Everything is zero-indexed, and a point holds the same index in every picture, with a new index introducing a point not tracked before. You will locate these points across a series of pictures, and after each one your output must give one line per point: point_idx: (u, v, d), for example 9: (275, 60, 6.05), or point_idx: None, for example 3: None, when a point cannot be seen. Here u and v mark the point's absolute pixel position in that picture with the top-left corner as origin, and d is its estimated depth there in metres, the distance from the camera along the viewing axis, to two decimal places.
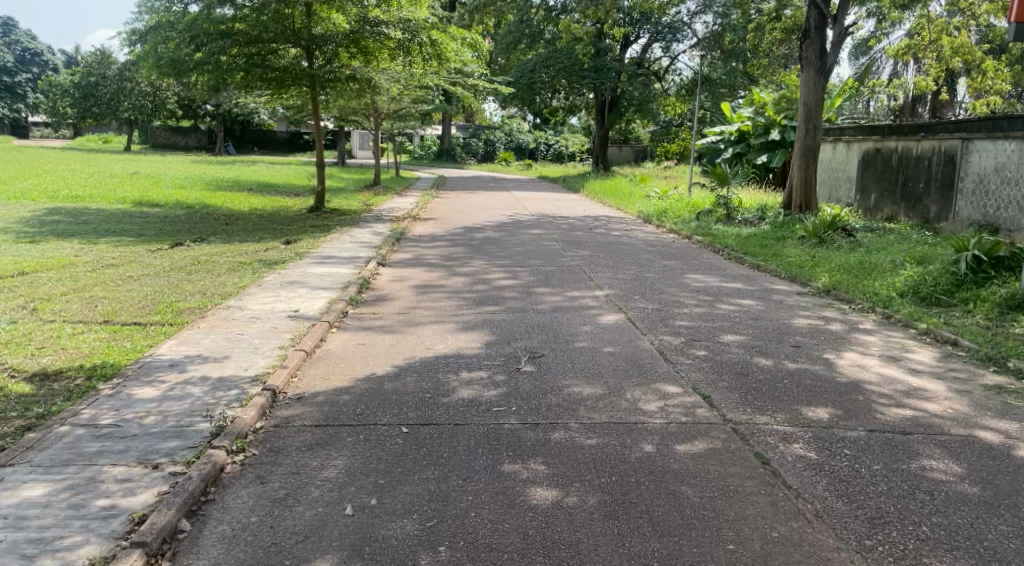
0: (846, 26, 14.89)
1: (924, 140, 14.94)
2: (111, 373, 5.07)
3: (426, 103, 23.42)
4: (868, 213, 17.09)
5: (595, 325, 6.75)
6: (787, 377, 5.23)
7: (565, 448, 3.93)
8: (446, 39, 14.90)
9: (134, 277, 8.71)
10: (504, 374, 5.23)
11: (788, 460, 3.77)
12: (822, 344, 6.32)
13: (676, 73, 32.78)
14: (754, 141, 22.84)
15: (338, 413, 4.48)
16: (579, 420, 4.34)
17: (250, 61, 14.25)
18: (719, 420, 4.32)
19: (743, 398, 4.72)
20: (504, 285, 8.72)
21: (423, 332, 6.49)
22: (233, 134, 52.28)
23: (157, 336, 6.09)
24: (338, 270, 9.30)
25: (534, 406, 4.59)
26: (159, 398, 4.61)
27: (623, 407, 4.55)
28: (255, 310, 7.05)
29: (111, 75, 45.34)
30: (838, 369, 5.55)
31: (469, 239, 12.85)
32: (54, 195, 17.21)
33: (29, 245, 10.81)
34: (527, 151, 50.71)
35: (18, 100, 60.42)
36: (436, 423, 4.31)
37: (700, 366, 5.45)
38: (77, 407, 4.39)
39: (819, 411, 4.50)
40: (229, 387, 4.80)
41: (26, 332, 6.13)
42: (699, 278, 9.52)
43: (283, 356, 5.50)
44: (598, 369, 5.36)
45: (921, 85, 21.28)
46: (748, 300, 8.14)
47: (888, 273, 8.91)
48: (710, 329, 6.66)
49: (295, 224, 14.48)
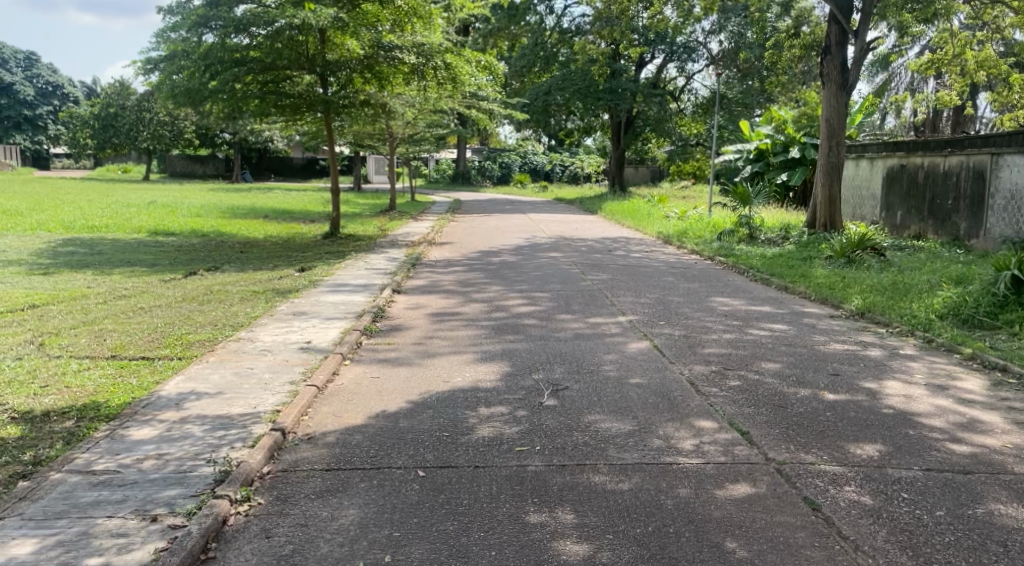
0: (868, 41, 14.66)
1: (952, 155, 14.57)
2: (114, 413, 4.83)
3: (441, 127, 23.39)
4: (894, 230, 16.68)
5: (620, 353, 6.44)
6: (830, 410, 4.87)
7: (595, 494, 3.62)
8: (461, 62, 14.70)
9: (145, 309, 8.52)
10: (526, 409, 4.93)
11: (841, 506, 3.43)
12: (862, 372, 5.96)
13: (692, 92, 33.09)
14: (773, 159, 22.57)
15: (350, 455, 4.20)
16: (609, 461, 4.02)
17: (265, 88, 14.24)
18: (761, 459, 3.99)
19: (784, 434, 4.37)
20: (524, 312, 8.43)
21: (440, 364, 6.20)
22: (251, 161, 52.76)
23: (164, 371, 5.86)
24: (353, 298, 9.08)
25: (559, 444, 4.29)
26: (161, 439, 4.36)
27: (655, 445, 4.23)
28: (266, 342, 6.82)
29: (130, 106, 46.05)
30: (884, 399, 5.18)
31: (487, 264, 12.61)
32: (70, 226, 17.22)
33: (42, 277, 10.72)
34: (542, 173, 50.85)
35: (38, 133, 61.72)
36: (456, 465, 4.02)
37: (734, 399, 5.10)
38: (75, 453, 4.15)
39: (867, 448, 4.15)
40: (235, 427, 4.54)
41: (30, 369, 5.92)
42: (726, 301, 9.21)
43: (293, 393, 5.24)
44: (627, 403, 5.04)
45: (945, 100, 20.90)
46: (778, 324, 7.80)
47: (926, 294, 8.54)
48: (741, 357, 6.33)
49: (310, 250, 14.36)
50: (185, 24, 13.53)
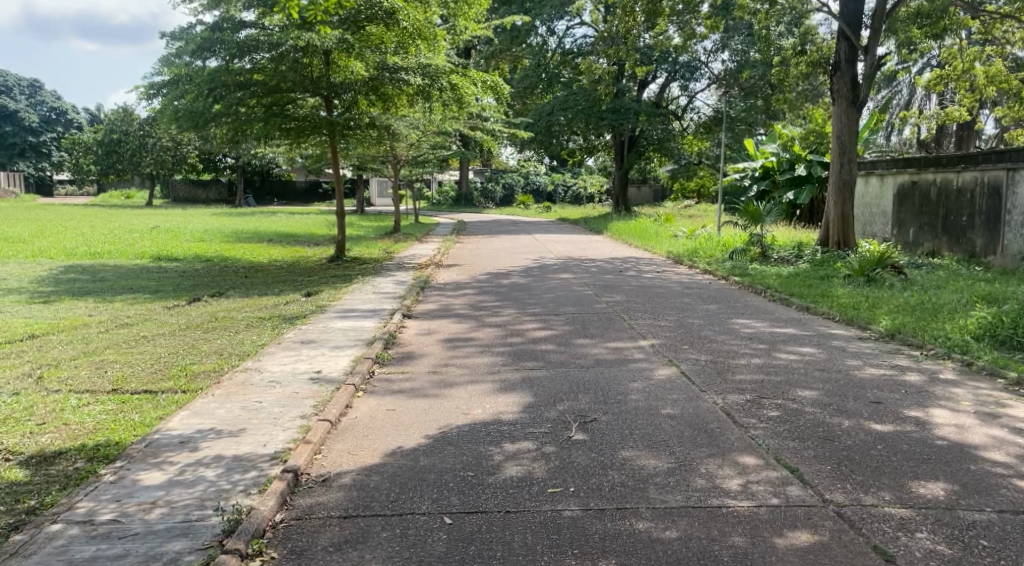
0: (876, 57, 14.49)
1: (966, 171, 14.30)
2: (114, 453, 4.52)
3: (445, 149, 23.22)
4: (906, 248, 16.38)
5: (646, 381, 6.10)
6: (880, 443, 4.55)
7: (640, 544, 3.29)
8: (467, 84, 14.49)
9: (147, 339, 8.20)
10: (554, 445, 4.60)
11: (917, 557, 3.10)
12: (905, 399, 5.62)
13: (694, 111, 32.94)
14: (779, 177, 22.50)
15: (369, 500, 3.88)
16: (651, 504, 3.69)
17: (270, 111, 14.02)
18: (817, 501, 3.67)
19: (837, 471, 4.05)
20: (541, 337, 8.12)
21: (457, 395, 5.87)
22: (253, 185, 52.76)
23: (167, 406, 5.55)
24: (362, 324, 8.79)
25: (594, 485, 3.96)
26: (167, 484, 4.05)
27: (699, 486, 3.90)
28: (274, 373, 6.51)
29: (133, 131, 45.89)
30: (934, 430, 4.87)
31: (497, 287, 12.31)
32: (71, 253, 16.97)
33: (41, 305, 10.45)
34: (545, 193, 50.76)
35: (42, 160, 61.96)
36: (485, 510, 3.70)
37: (777, 431, 4.78)
38: (73, 499, 3.85)
39: (930, 487, 3.84)
40: (246, 469, 4.22)
41: (26, 405, 5.60)
42: (748, 323, 8.88)
43: (304, 429, 4.92)
44: (662, 437, 4.71)
45: (954, 115, 20.67)
46: (806, 347, 7.47)
47: (957, 314, 8.22)
48: (775, 383, 6.01)
49: (316, 274, 14.13)
50: (189, 49, 13.35)
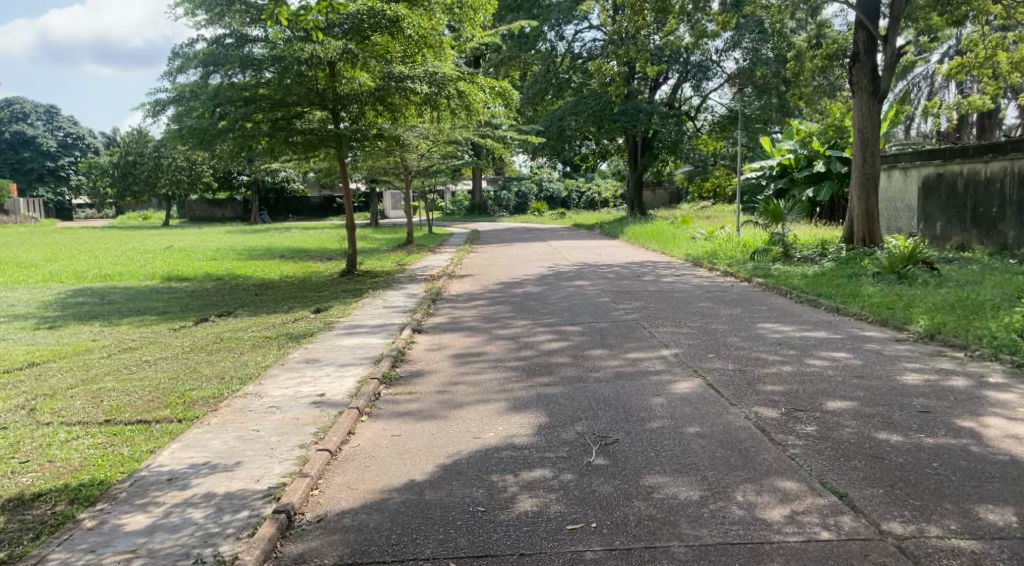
0: (898, 47, 13.93)
1: (994, 161, 13.74)
2: (95, 495, 4.16)
3: (456, 158, 22.83)
4: (934, 243, 15.79)
5: (670, 396, 5.67)
6: (935, 460, 4.10)
7: None
8: (474, 90, 14.05)
9: (149, 364, 7.87)
10: (572, 473, 4.18)
11: None
12: (954, 407, 5.15)
13: (708, 110, 32.36)
14: (797, 174, 21.91)
15: (368, 544, 3.49)
16: (684, 542, 3.26)
17: (276, 126, 13.58)
18: (873, 533, 3.24)
19: (891, 497, 3.61)
20: (556, 349, 7.70)
21: (466, 416, 5.47)
22: (268, 202, 52.91)
23: (161, 438, 5.19)
24: (370, 341, 8.42)
25: (619, 519, 3.55)
26: (149, 530, 3.68)
27: (738, 518, 3.47)
28: (275, 398, 6.14)
29: (148, 153, 46.24)
30: (992, 442, 4.41)
31: (511, 296, 11.92)
32: (83, 276, 16.81)
33: (45, 332, 10.20)
34: (559, 200, 50.13)
35: (61, 184, 62.83)
36: (496, 554, 3.29)
37: (816, 448, 4.34)
38: (44, 551, 3.49)
39: (999, 513, 3.40)
40: (235, 511, 3.84)
41: (13, 441, 5.28)
42: (775, 328, 8.40)
43: (302, 460, 4.55)
44: (692, 459, 4.28)
45: (978, 103, 19.97)
46: (840, 353, 6.99)
47: (1003, 312, 7.69)
48: (809, 394, 5.55)
49: (326, 289, 13.82)
50: (189, 65, 13.13)
